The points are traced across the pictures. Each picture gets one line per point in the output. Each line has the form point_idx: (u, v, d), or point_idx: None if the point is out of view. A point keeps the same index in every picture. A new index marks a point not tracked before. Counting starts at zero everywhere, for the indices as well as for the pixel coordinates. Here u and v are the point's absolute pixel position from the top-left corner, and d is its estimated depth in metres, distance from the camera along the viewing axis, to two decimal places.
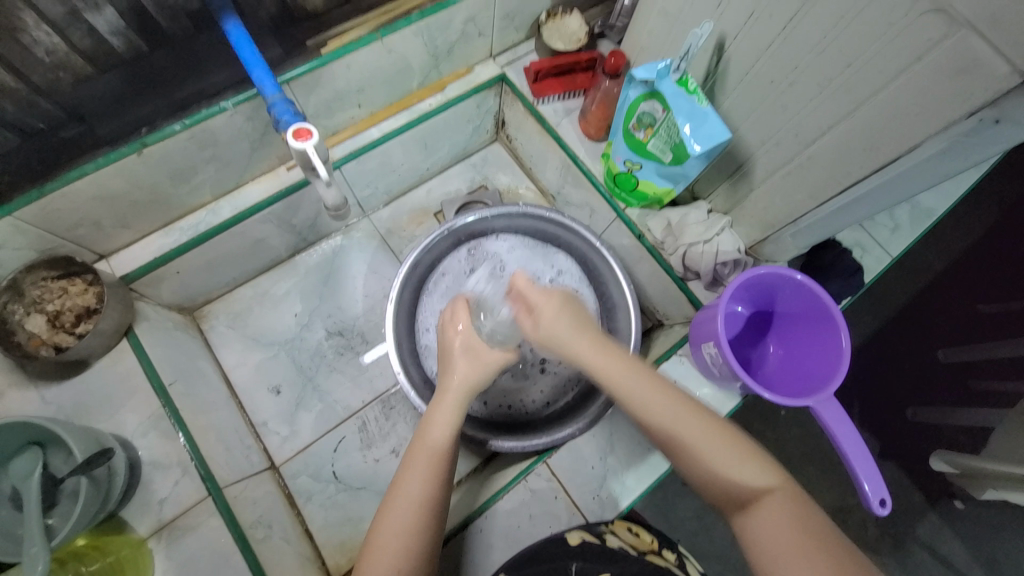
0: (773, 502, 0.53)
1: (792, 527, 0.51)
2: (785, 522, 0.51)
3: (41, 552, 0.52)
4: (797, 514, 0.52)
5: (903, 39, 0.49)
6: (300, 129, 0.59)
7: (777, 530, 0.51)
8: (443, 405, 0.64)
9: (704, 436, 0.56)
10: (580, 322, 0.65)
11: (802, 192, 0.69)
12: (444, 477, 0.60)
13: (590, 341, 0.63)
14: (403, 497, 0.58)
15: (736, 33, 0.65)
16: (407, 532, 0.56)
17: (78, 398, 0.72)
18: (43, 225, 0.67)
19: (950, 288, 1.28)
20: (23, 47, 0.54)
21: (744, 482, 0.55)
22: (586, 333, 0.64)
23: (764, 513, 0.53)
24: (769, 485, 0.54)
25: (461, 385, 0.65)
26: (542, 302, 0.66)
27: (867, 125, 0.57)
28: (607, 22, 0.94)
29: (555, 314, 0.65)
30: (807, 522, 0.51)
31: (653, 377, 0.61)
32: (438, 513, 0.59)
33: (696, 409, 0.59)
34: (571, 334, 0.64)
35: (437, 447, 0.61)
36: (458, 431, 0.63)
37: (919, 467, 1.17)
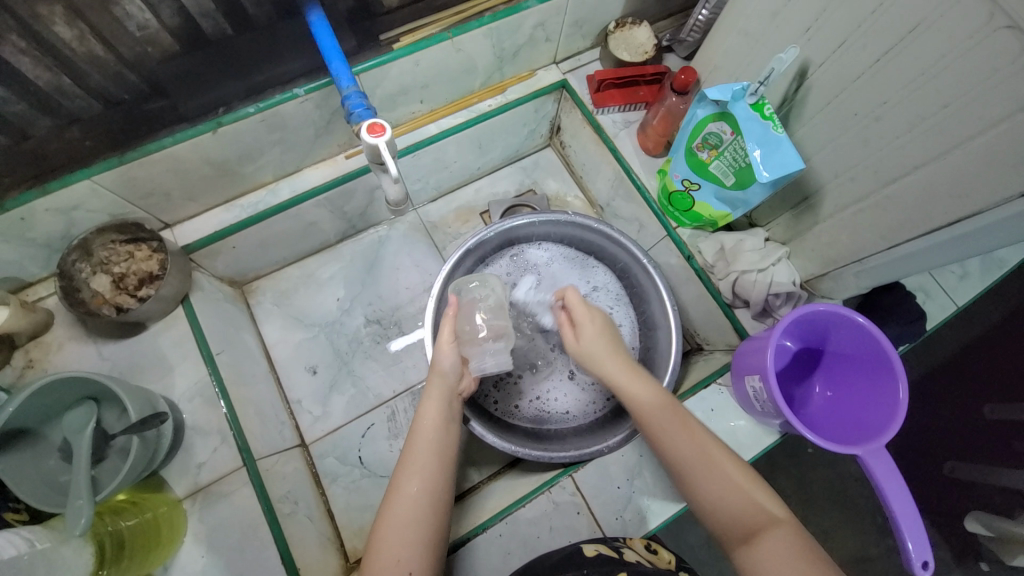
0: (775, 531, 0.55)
1: (798, 553, 0.53)
2: (787, 548, 0.54)
3: (86, 505, 0.54)
4: (801, 542, 0.55)
5: (1009, 84, 0.47)
6: (374, 124, 0.60)
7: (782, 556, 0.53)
8: (434, 388, 0.71)
9: (715, 465, 0.61)
10: (615, 348, 0.74)
11: (873, 231, 0.66)
12: (444, 472, 0.63)
13: (624, 363, 0.73)
14: (402, 489, 0.61)
15: (821, 61, 0.63)
16: (412, 523, 0.59)
17: (132, 357, 0.76)
18: (118, 191, 0.71)
19: (1013, 344, 1.20)
20: (115, 19, 0.57)
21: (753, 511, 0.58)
22: (618, 354, 0.73)
23: (768, 539, 0.55)
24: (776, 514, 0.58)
25: (444, 373, 0.72)
26: (585, 316, 0.77)
27: (956, 170, 0.54)
28: (677, 35, 0.92)
29: (595, 331, 0.76)
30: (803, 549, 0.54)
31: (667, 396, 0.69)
32: (439, 504, 0.61)
33: (712, 439, 0.64)
34: (606, 355, 0.73)
35: (434, 432, 0.66)
36: (449, 409, 0.69)
37: (958, 528, 1.10)
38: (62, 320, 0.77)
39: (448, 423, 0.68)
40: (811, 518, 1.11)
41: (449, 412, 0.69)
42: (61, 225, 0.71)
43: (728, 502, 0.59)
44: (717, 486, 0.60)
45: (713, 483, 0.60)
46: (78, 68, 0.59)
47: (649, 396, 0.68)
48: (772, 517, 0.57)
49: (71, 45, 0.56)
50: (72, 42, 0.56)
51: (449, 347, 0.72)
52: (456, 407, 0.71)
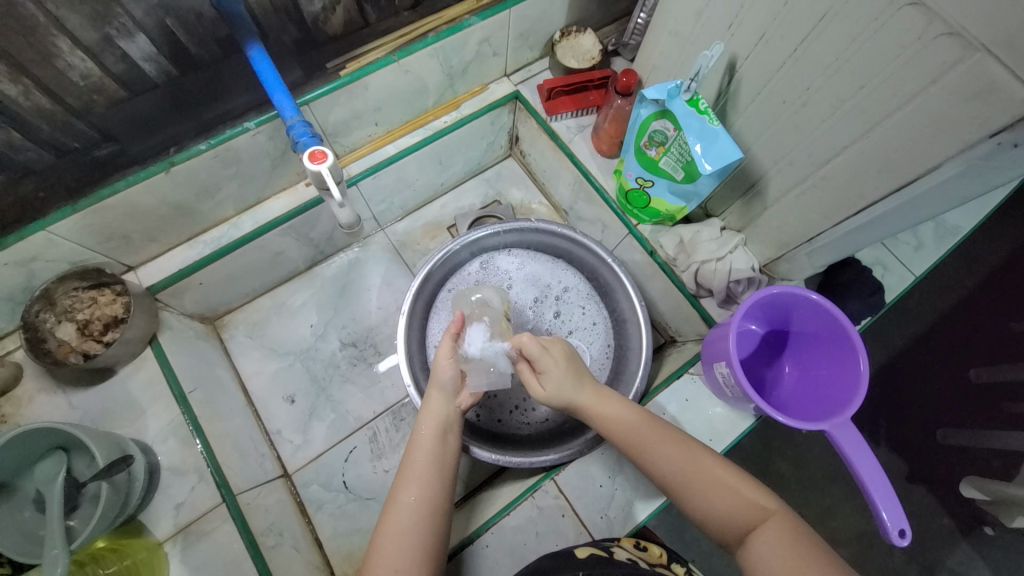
0: (771, 524, 0.55)
1: (794, 545, 0.52)
2: (783, 541, 0.53)
3: (61, 554, 0.53)
4: (799, 535, 0.53)
5: (918, 59, 0.49)
6: (316, 151, 0.62)
7: (778, 549, 0.52)
8: (433, 401, 0.70)
9: (700, 468, 0.60)
10: (581, 377, 0.69)
11: (817, 211, 0.68)
12: (442, 481, 0.63)
13: (593, 392, 0.68)
14: (400, 497, 0.61)
15: (747, 53, 0.65)
16: (409, 532, 0.58)
17: (103, 404, 0.76)
18: (77, 238, 0.71)
19: (981, 307, 1.23)
20: (59, 71, 0.58)
21: (746, 505, 0.57)
22: (586, 386, 0.68)
23: (765, 536, 0.54)
24: (769, 506, 0.56)
25: (444, 387, 0.70)
26: (547, 358, 0.69)
27: (882, 146, 0.56)
28: (620, 40, 0.95)
29: (558, 368, 0.69)
30: (804, 541, 0.53)
31: (649, 412, 0.67)
32: (439, 510, 0.61)
33: (695, 444, 0.62)
34: (575, 391, 0.68)
35: (433, 439, 0.66)
36: (449, 420, 0.69)
37: (948, 494, 1.12)
38: (31, 372, 0.76)
39: (446, 434, 0.67)
40: (803, 498, 1.12)
41: (449, 423, 0.68)
42: (21, 278, 0.71)
43: (720, 505, 0.58)
44: (707, 492, 0.59)
45: (704, 492, 0.59)
46: (26, 121, 0.60)
47: (625, 413, 0.66)
48: (763, 511, 0.56)
49: (19, 101, 0.57)
50: (20, 98, 0.57)
51: (450, 359, 0.70)
52: (456, 419, 0.70)
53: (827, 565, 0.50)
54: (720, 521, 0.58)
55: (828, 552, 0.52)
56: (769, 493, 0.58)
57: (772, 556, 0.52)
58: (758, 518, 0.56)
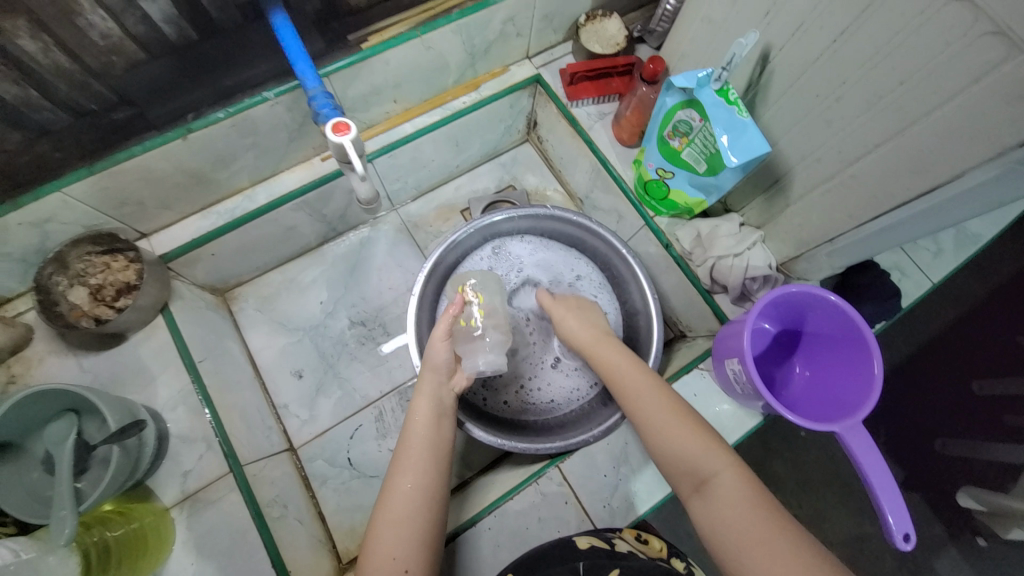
0: (722, 481, 0.55)
1: (740, 503, 0.53)
2: (733, 498, 0.54)
3: (69, 515, 0.54)
4: (747, 493, 0.54)
5: (962, 58, 0.47)
6: (339, 124, 0.61)
7: (728, 506, 0.54)
8: (426, 384, 0.70)
9: (663, 419, 0.61)
10: (589, 322, 0.78)
11: (842, 211, 0.66)
12: (441, 466, 0.63)
13: (594, 335, 0.75)
14: (397, 485, 0.60)
15: (782, 44, 0.63)
16: (409, 519, 0.58)
17: (113, 369, 0.76)
18: (91, 202, 0.71)
19: (992, 318, 1.22)
20: (79, 30, 0.56)
21: (699, 460, 0.58)
22: (594, 330, 0.76)
23: (716, 493, 0.55)
24: (721, 464, 0.57)
25: (438, 368, 0.72)
26: (556, 310, 0.81)
27: (916, 146, 0.55)
28: (647, 26, 0.93)
29: (571, 318, 0.79)
30: (755, 502, 0.53)
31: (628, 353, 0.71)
32: (435, 498, 0.61)
33: (661, 392, 0.64)
34: (580, 330, 0.77)
35: (427, 428, 0.65)
36: (442, 405, 0.69)
37: (946, 502, 1.12)
38: (42, 334, 0.76)
39: (442, 419, 0.67)
40: (803, 498, 1.13)
41: (442, 407, 0.69)
42: (35, 239, 0.70)
43: (677, 456, 0.59)
44: (664, 439, 0.60)
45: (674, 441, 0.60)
46: (43, 79, 0.59)
47: (619, 359, 0.70)
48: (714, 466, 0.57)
49: (36, 57, 0.56)
50: (37, 55, 0.56)
51: (444, 342, 0.73)
52: (450, 404, 0.70)
53: (769, 526, 0.51)
54: (672, 467, 0.60)
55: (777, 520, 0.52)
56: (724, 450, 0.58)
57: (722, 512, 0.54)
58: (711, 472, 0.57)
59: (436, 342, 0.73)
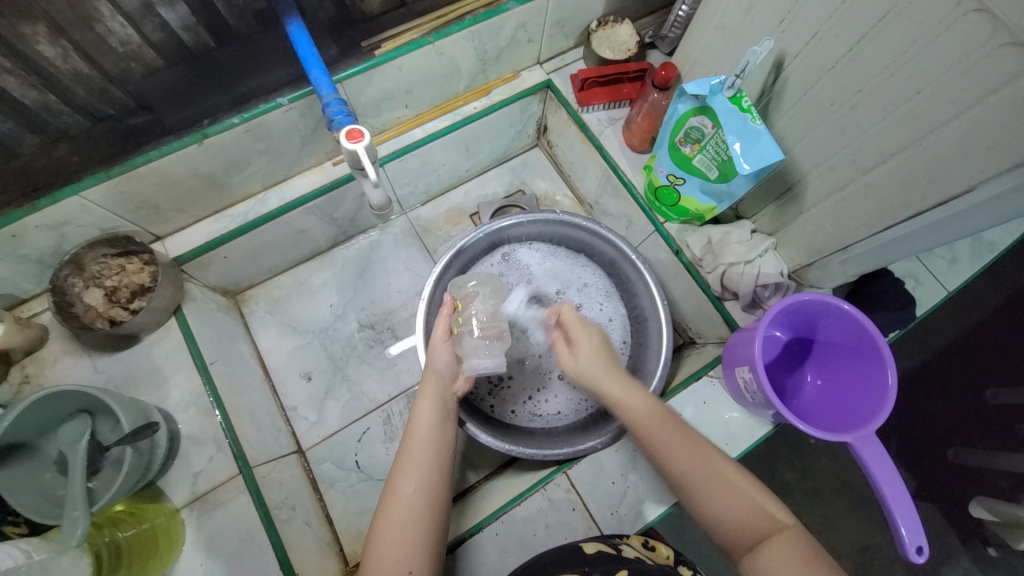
0: (786, 538, 0.53)
1: (807, 563, 0.50)
2: (797, 557, 0.51)
3: (81, 516, 0.54)
4: (811, 551, 0.51)
5: (981, 68, 0.47)
6: (352, 130, 0.61)
7: (794, 564, 0.50)
8: (428, 386, 0.70)
9: (717, 475, 0.58)
10: (610, 362, 0.70)
11: (855, 220, 0.66)
12: (442, 469, 0.63)
13: (620, 377, 0.68)
14: (399, 486, 0.61)
15: (796, 52, 0.63)
16: (410, 522, 0.58)
17: (126, 370, 0.77)
18: (108, 205, 0.72)
19: (1008, 327, 1.20)
20: (98, 36, 0.57)
21: (760, 518, 0.55)
22: (615, 372, 0.69)
23: (778, 551, 0.52)
24: (784, 522, 0.55)
25: (439, 372, 0.72)
26: (580, 334, 0.73)
27: (932, 156, 0.54)
28: (659, 32, 0.93)
29: (590, 346, 0.71)
30: (820, 561, 0.50)
31: (654, 398, 0.66)
32: (437, 498, 0.61)
33: (711, 448, 0.60)
34: (601, 370, 0.69)
35: (429, 425, 0.66)
36: (444, 407, 0.69)
37: (961, 514, 1.10)
38: (58, 335, 0.77)
39: (444, 420, 0.67)
40: (814, 508, 1.11)
41: (445, 408, 0.69)
42: (52, 241, 0.72)
43: (735, 514, 0.56)
44: (720, 497, 0.57)
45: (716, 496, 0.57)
46: (62, 84, 0.60)
47: (645, 406, 0.65)
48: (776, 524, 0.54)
49: (55, 62, 0.57)
50: (56, 60, 0.57)
51: (443, 344, 0.74)
52: (452, 405, 0.70)
53: None
54: (727, 528, 0.56)
55: (840, 573, 0.50)
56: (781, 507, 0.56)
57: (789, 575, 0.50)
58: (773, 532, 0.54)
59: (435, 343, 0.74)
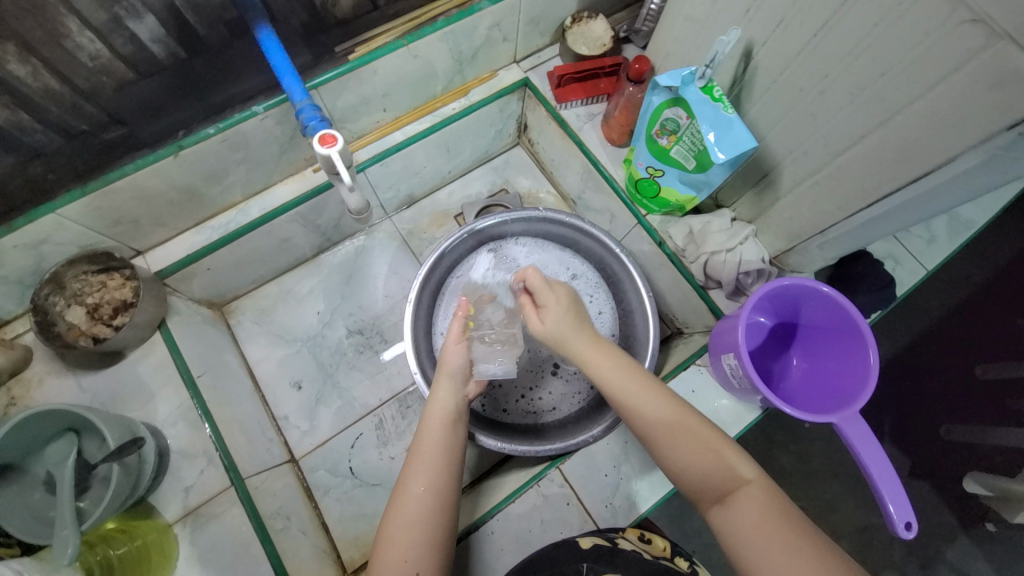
0: (749, 492, 0.54)
1: (766, 515, 0.52)
2: (759, 510, 0.53)
3: (72, 535, 0.54)
4: (773, 503, 0.53)
5: (943, 46, 0.48)
6: (325, 136, 0.61)
7: (753, 516, 0.53)
8: (441, 389, 0.70)
9: (682, 431, 0.59)
10: (580, 325, 0.70)
11: (831, 203, 0.67)
12: (452, 472, 0.62)
13: (589, 341, 0.68)
14: (408, 488, 0.60)
15: (764, 40, 0.64)
16: (418, 524, 0.58)
17: (112, 387, 0.76)
18: (85, 222, 0.71)
19: (990, 303, 1.22)
20: (67, 52, 0.57)
21: (723, 472, 0.56)
22: (585, 333, 0.69)
23: (739, 505, 0.54)
24: (748, 476, 0.56)
25: (453, 372, 0.71)
26: (550, 294, 0.72)
27: (901, 136, 0.55)
28: (632, 26, 0.94)
29: (558, 306, 0.71)
30: (781, 513, 0.52)
31: (630, 362, 0.66)
32: (446, 501, 0.60)
33: (677, 404, 0.61)
34: (571, 332, 0.69)
35: (440, 426, 0.65)
36: (457, 409, 0.68)
37: (953, 489, 1.12)
38: (41, 355, 0.77)
39: (455, 422, 0.67)
40: (809, 491, 1.12)
41: (458, 410, 0.68)
42: (30, 260, 0.71)
43: (698, 468, 0.57)
44: (684, 451, 0.58)
45: (687, 458, 0.58)
46: (33, 103, 0.59)
47: (615, 366, 0.65)
48: (739, 477, 0.56)
49: (25, 80, 0.57)
50: (27, 78, 0.56)
51: (457, 345, 0.74)
52: (463, 409, 0.69)
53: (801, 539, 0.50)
54: (693, 481, 0.58)
55: (800, 521, 0.52)
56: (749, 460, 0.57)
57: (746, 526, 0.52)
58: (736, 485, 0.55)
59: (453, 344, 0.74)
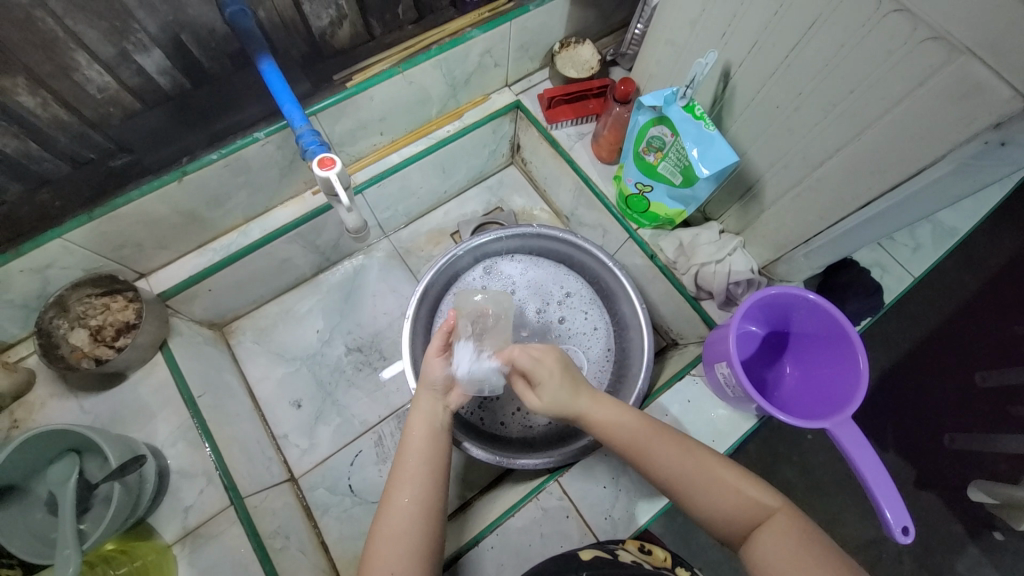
0: (777, 523, 0.55)
1: (797, 546, 0.52)
2: (788, 541, 0.53)
3: (73, 554, 0.55)
4: (801, 532, 0.54)
5: (906, 63, 0.50)
6: (324, 158, 0.64)
7: (785, 549, 0.53)
8: (423, 401, 0.70)
9: (704, 471, 0.60)
10: (577, 382, 0.68)
11: (813, 213, 0.69)
12: (436, 480, 0.63)
13: (589, 398, 0.67)
14: (394, 500, 0.61)
15: (740, 61, 0.67)
16: (403, 535, 0.58)
17: (113, 408, 0.77)
18: (91, 246, 0.73)
19: (982, 309, 1.24)
20: (76, 84, 0.60)
21: (751, 503, 0.57)
22: (583, 393, 0.67)
23: (769, 538, 0.54)
24: (772, 505, 0.56)
25: (434, 386, 0.70)
26: (542, 369, 0.68)
27: (873, 148, 0.58)
28: (619, 50, 0.98)
29: (552, 380, 0.67)
30: (812, 541, 0.53)
31: (635, 410, 0.66)
32: (432, 510, 0.61)
33: (690, 442, 0.62)
34: (570, 398, 0.67)
35: (423, 439, 0.66)
36: (438, 421, 0.68)
37: (956, 497, 1.11)
38: (44, 378, 0.78)
39: (437, 432, 0.67)
40: (812, 502, 1.12)
41: (440, 422, 0.68)
42: (36, 284, 0.73)
43: (722, 504, 0.58)
44: (709, 490, 0.59)
45: (710, 491, 0.59)
46: (44, 133, 0.62)
47: (622, 416, 0.65)
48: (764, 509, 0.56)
49: (36, 112, 0.60)
50: (37, 110, 0.59)
51: (438, 358, 0.71)
52: (446, 419, 0.70)
53: (835, 566, 0.50)
54: (721, 521, 0.58)
55: (830, 549, 0.52)
56: (772, 491, 0.58)
57: (780, 559, 0.52)
58: (764, 517, 0.56)
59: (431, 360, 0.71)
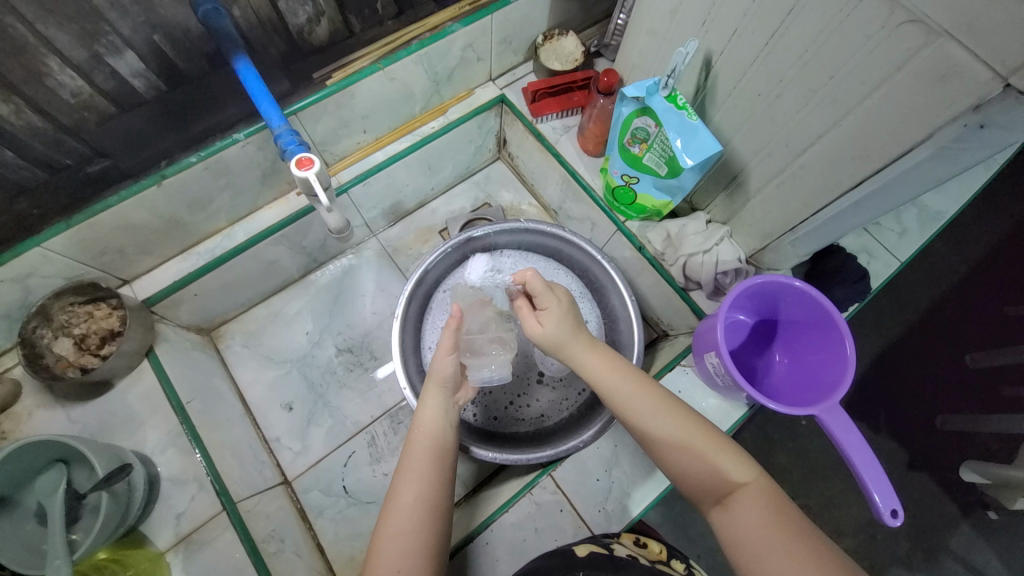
0: (748, 494, 0.55)
1: (768, 517, 0.53)
2: (761, 513, 0.53)
3: (64, 564, 0.55)
4: (773, 505, 0.54)
5: (883, 48, 0.50)
6: (302, 159, 0.64)
7: (755, 520, 0.53)
8: (431, 397, 0.69)
9: (685, 436, 0.59)
10: (578, 326, 0.69)
11: (798, 200, 0.69)
12: (443, 478, 0.63)
13: (587, 341, 0.68)
14: (400, 497, 0.60)
15: (721, 49, 0.67)
16: (410, 533, 0.58)
17: (100, 417, 0.77)
18: (72, 254, 0.72)
19: (972, 291, 1.25)
20: (49, 90, 0.59)
21: (726, 473, 0.57)
22: (582, 334, 0.68)
23: (739, 507, 0.55)
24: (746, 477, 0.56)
25: (443, 382, 0.70)
26: (550, 296, 0.69)
27: (854, 134, 0.57)
28: (602, 41, 0.97)
29: (560, 316, 0.68)
30: (784, 516, 0.53)
31: (626, 365, 0.66)
32: (438, 508, 0.61)
33: (672, 403, 0.62)
34: (573, 334, 0.68)
35: (430, 438, 0.65)
36: (446, 421, 0.68)
37: (949, 478, 1.13)
38: (30, 389, 0.77)
39: (444, 430, 0.67)
40: (806, 488, 1.13)
41: (448, 421, 0.68)
42: (17, 294, 0.72)
43: (697, 469, 0.58)
44: (685, 456, 0.59)
45: (686, 458, 0.59)
46: (17, 140, 0.61)
47: (612, 364, 0.66)
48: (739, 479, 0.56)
49: (9, 119, 0.59)
50: (9, 116, 0.58)
51: (448, 355, 0.70)
52: (453, 417, 0.69)
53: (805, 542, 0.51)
54: (693, 482, 0.59)
55: (801, 522, 0.53)
56: (747, 461, 0.58)
57: (749, 528, 0.53)
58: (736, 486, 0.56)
59: (443, 356, 0.70)
